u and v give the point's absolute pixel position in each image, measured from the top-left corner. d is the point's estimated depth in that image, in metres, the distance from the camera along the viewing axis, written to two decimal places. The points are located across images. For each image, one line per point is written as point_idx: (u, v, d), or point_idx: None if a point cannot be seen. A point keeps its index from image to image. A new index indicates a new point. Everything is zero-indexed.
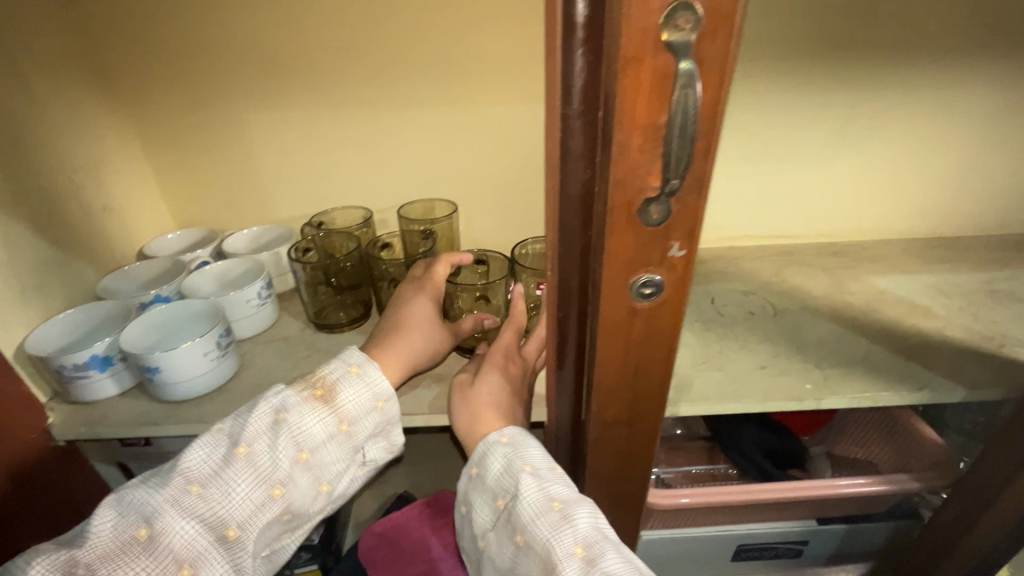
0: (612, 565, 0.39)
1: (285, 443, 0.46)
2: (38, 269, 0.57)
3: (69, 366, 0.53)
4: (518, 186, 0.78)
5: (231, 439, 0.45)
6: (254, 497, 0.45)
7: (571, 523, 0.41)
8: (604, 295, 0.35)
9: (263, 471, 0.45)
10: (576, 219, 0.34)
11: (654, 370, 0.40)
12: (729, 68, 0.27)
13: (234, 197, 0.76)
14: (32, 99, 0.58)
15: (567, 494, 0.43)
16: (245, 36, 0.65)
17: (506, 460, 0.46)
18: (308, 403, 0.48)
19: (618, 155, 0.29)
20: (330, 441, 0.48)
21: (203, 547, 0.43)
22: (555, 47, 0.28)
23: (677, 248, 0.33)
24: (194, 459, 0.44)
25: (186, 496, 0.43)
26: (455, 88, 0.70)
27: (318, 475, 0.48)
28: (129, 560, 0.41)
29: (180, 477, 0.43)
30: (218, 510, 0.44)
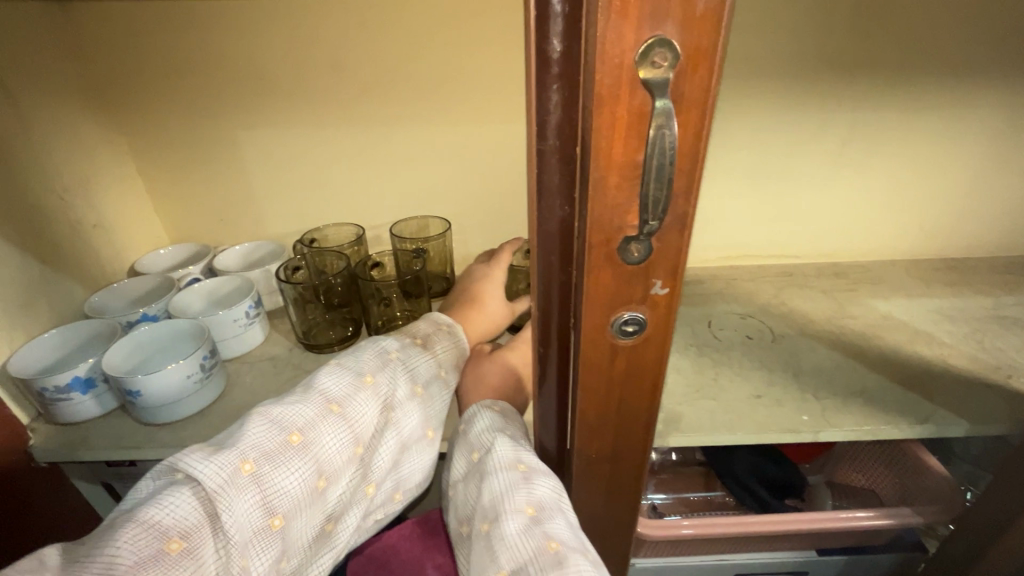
0: (555, 529, 0.39)
1: (404, 378, 0.48)
2: (24, 288, 0.57)
3: (50, 389, 0.52)
4: (513, 204, 0.77)
5: (356, 370, 0.45)
6: (380, 423, 0.45)
7: (528, 484, 0.41)
8: (585, 332, 0.34)
9: (388, 399, 0.46)
10: (555, 253, 0.33)
11: (641, 407, 0.39)
12: (710, 106, 0.26)
13: (227, 212, 0.76)
14: (21, 115, 0.58)
15: (535, 461, 0.43)
16: (236, 54, 0.65)
17: (490, 421, 0.47)
18: (412, 347, 0.51)
19: (595, 192, 0.28)
20: (434, 383, 0.50)
21: (341, 464, 0.42)
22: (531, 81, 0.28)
23: (660, 286, 0.32)
24: (330, 383, 0.44)
25: (330, 412, 0.42)
26: (448, 106, 0.69)
27: (428, 417, 0.49)
28: (286, 463, 0.39)
29: (320, 396, 0.43)
30: (356, 428, 0.43)
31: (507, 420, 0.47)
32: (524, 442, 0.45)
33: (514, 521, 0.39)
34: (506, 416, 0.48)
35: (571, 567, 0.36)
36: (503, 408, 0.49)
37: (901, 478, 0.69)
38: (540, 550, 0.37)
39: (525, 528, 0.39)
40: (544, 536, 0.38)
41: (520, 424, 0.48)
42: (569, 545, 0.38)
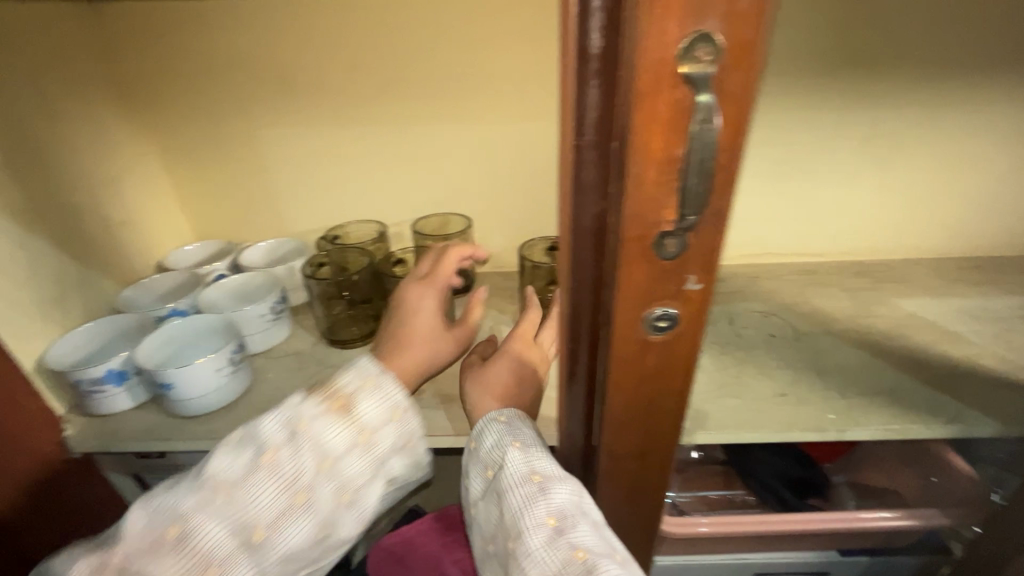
0: (580, 538, 0.38)
1: (308, 453, 0.43)
2: (58, 282, 0.58)
3: (85, 381, 0.53)
4: (533, 202, 0.78)
5: (254, 447, 0.43)
6: (277, 504, 0.42)
7: (546, 496, 0.40)
8: (617, 327, 0.34)
9: (287, 479, 0.42)
10: (588, 249, 0.33)
11: (672, 404, 0.39)
12: (750, 101, 0.26)
13: (251, 210, 0.77)
14: (53, 113, 0.59)
15: (549, 469, 0.42)
16: (261, 53, 0.66)
17: (498, 436, 0.46)
18: (328, 414, 0.44)
19: (632, 188, 0.28)
20: (354, 451, 0.45)
21: (231, 550, 0.40)
22: (570, 78, 0.28)
23: (693, 281, 0.32)
24: (220, 465, 0.42)
25: (212, 502, 0.40)
26: (469, 104, 0.70)
27: (344, 486, 0.44)
28: (162, 558, 0.39)
29: (207, 482, 0.41)
30: (244, 515, 0.41)
31: (515, 429, 0.46)
32: (538, 450, 0.44)
33: (536, 535, 0.39)
34: (516, 425, 0.47)
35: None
36: (512, 416, 0.48)
37: (925, 477, 0.69)
38: (567, 562, 0.37)
39: (549, 541, 0.38)
40: (570, 547, 0.38)
41: (532, 431, 0.47)
42: (597, 552, 0.37)
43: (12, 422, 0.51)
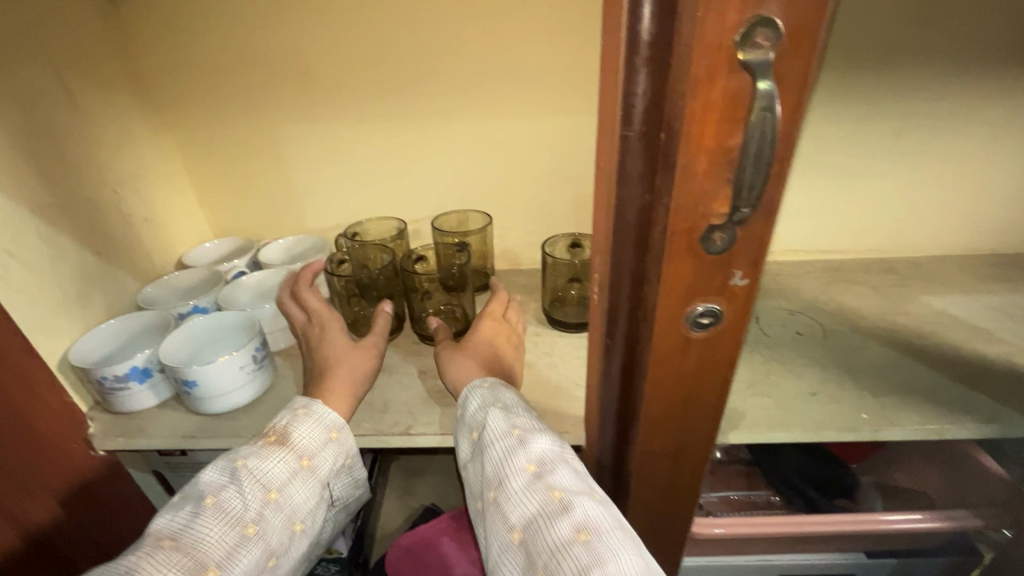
0: (558, 479, 0.40)
1: (251, 486, 0.43)
2: (81, 279, 0.58)
3: (109, 378, 0.53)
4: (552, 198, 0.77)
5: (196, 497, 0.42)
6: (228, 541, 0.41)
7: (526, 446, 0.42)
8: (659, 324, 0.33)
9: (236, 514, 0.42)
10: (630, 243, 0.33)
11: (710, 403, 0.38)
12: (809, 89, 0.25)
13: (270, 207, 0.77)
14: (75, 107, 0.59)
15: (528, 425, 0.44)
16: (281, 49, 0.65)
17: (481, 399, 0.47)
18: (265, 448, 0.46)
19: (681, 179, 0.27)
20: (298, 477, 0.46)
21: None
22: (620, 66, 0.27)
23: (739, 276, 0.31)
24: (162, 520, 0.41)
25: (158, 550, 0.39)
26: (490, 100, 0.69)
27: (292, 514, 0.45)
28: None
29: (150, 538, 0.40)
30: (194, 556, 0.39)
31: (494, 394, 0.48)
32: (519, 410, 0.46)
33: (518, 482, 0.40)
34: (498, 390, 0.48)
35: (576, 510, 0.37)
36: (495, 384, 0.49)
37: (953, 479, 0.68)
38: (546, 502, 0.38)
39: (528, 485, 0.40)
40: (548, 488, 0.39)
41: (513, 396, 0.48)
42: (574, 490, 0.39)
43: (41, 419, 0.51)
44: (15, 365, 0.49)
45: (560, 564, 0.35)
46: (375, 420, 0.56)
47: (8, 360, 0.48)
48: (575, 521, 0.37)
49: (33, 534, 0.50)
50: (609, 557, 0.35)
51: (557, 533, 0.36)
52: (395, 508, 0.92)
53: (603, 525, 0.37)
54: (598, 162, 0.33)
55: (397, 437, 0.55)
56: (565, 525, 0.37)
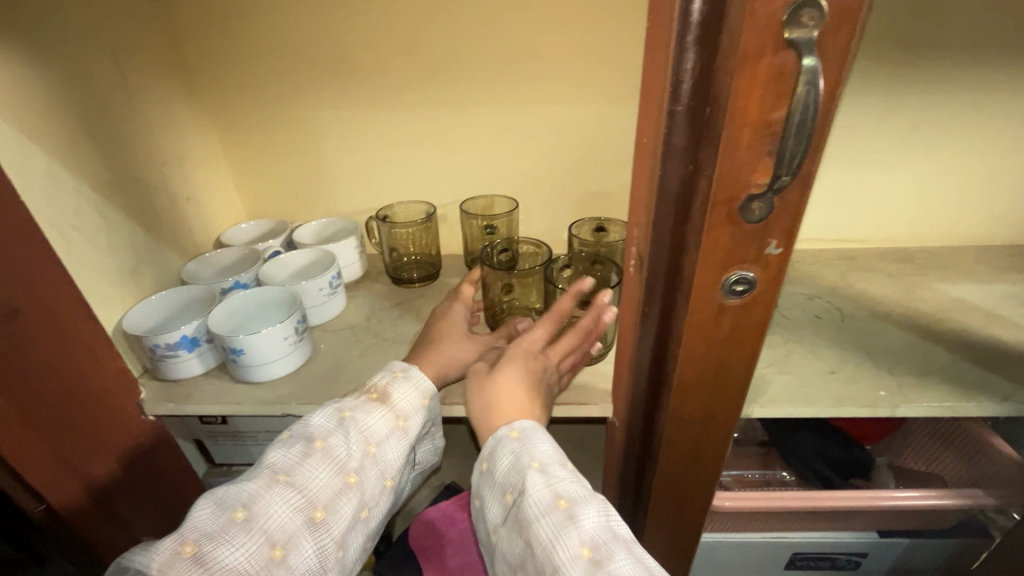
0: (618, 569, 0.37)
1: (356, 437, 0.47)
2: (133, 253, 0.60)
3: (161, 345, 0.56)
4: (576, 185, 0.79)
5: (306, 436, 0.47)
6: (333, 485, 0.45)
7: (576, 521, 0.40)
8: (695, 288, 0.36)
9: (340, 462, 0.46)
10: (671, 213, 0.35)
11: (741, 369, 0.40)
12: (847, 66, 0.27)
13: (303, 189, 0.79)
14: (128, 89, 0.61)
15: (578, 494, 0.42)
16: (320, 36, 0.68)
17: (513, 455, 0.45)
18: (367, 404, 0.50)
19: (726, 151, 0.30)
20: (394, 435, 0.49)
21: (296, 530, 0.43)
22: (672, 41, 0.29)
23: (774, 245, 0.34)
24: (279, 454, 0.46)
25: (276, 484, 0.44)
26: (520, 87, 0.71)
27: (386, 470, 0.49)
28: (230, 541, 0.41)
29: (268, 469, 0.45)
30: (306, 495, 0.44)
31: (538, 443, 0.45)
32: (572, 470, 0.44)
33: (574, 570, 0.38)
34: (530, 439, 0.46)
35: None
36: (525, 432, 0.46)
37: (964, 461, 0.69)
38: None
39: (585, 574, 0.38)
40: None
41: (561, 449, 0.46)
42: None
43: (102, 382, 0.53)
44: (82, 332, 0.51)
45: None
46: None
47: (74, 328, 0.51)
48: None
49: (94, 490, 0.53)
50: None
51: None
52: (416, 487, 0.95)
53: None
54: (643, 136, 0.35)
55: None
56: None
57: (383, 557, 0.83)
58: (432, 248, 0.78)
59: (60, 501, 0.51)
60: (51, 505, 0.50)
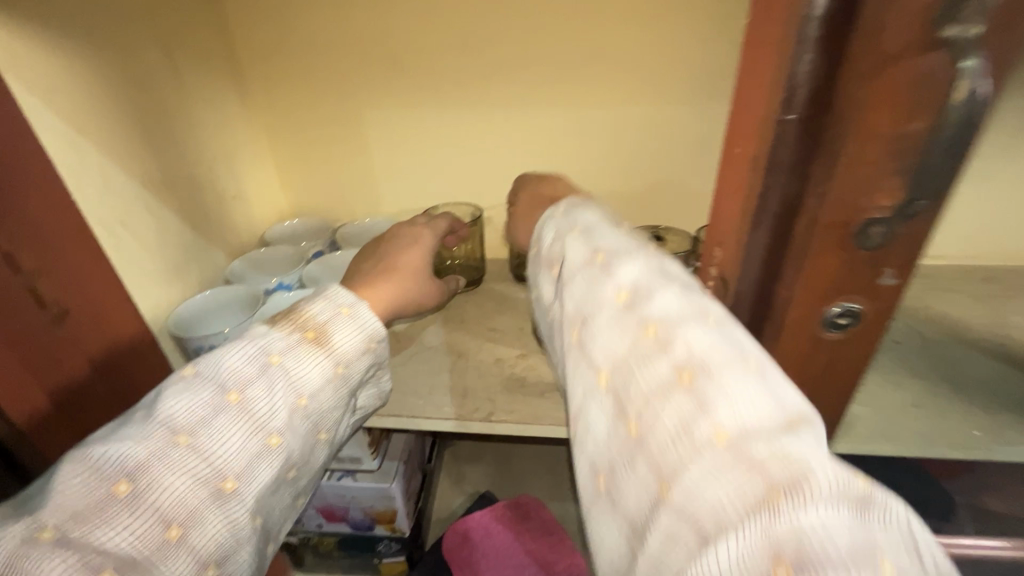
0: (655, 308, 0.31)
1: (283, 387, 0.40)
2: (181, 252, 0.60)
3: (204, 347, 0.55)
4: (628, 189, 0.75)
5: (219, 382, 0.39)
6: (249, 448, 0.38)
7: (611, 271, 0.34)
8: (790, 320, 0.32)
9: (261, 419, 0.38)
10: (766, 238, 0.30)
11: (831, 408, 0.36)
12: (1004, 70, 0.23)
13: (348, 188, 0.78)
14: (181, 84, 0.60)
15: (618, 247, 0.36)
16: (373, 31, 0.66)
17: (556, 230, 0.41)
18: (302, 345, 0.42)
19: (844, 167, 0.26)
20: (331, 384, 0.43)
21: (198, 505, 0.35)
22: (785, 45, 0.25)
23: (890, 276, 0.29)
24: (179, 406, 0.37)
25: (174, 447, 0.35)
26: (577, 86, 0.67)
27: (316, 425, 0.42)
28: (108, 521, 0.32)
29: (163, 426, 0.36)
30: (213, 460, 0.36)
31: (591, 210, 0.41)
32: (629, 228, 0.39)
33: (604, 310, 0.33)
34: (574, 211, 0.41)
35: (674, 343, 0.29)
36: (569, 206, 0.42)
37: None
38: (636, 338, 0.30)
39: (615, 315, 0.32)
40: (640, 322, 0.31)
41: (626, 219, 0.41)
42: (675, 317, 0.30)
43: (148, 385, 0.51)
44: (128, 337, 0.48)
45: (659, 413, 0.27)
46: (456, 404, 0.55)
47: (121, 333, 0.48)
48: (674, 356, 0.28)
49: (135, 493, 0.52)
50: (719, 395, 0.26)
51: (653, 375, 0.28)
52: (449, 494, 0.92)
53: (710, 355, 0.28)
54: (741, 153, 0.31)
55: (478, 423, 0.53)
56: (662, 365, 0.28)
57: (415, 566, 0.81)
58: (475, 251, 0.73)
59: (24, 419, 0.40)
60: (15, 427, 0.40)
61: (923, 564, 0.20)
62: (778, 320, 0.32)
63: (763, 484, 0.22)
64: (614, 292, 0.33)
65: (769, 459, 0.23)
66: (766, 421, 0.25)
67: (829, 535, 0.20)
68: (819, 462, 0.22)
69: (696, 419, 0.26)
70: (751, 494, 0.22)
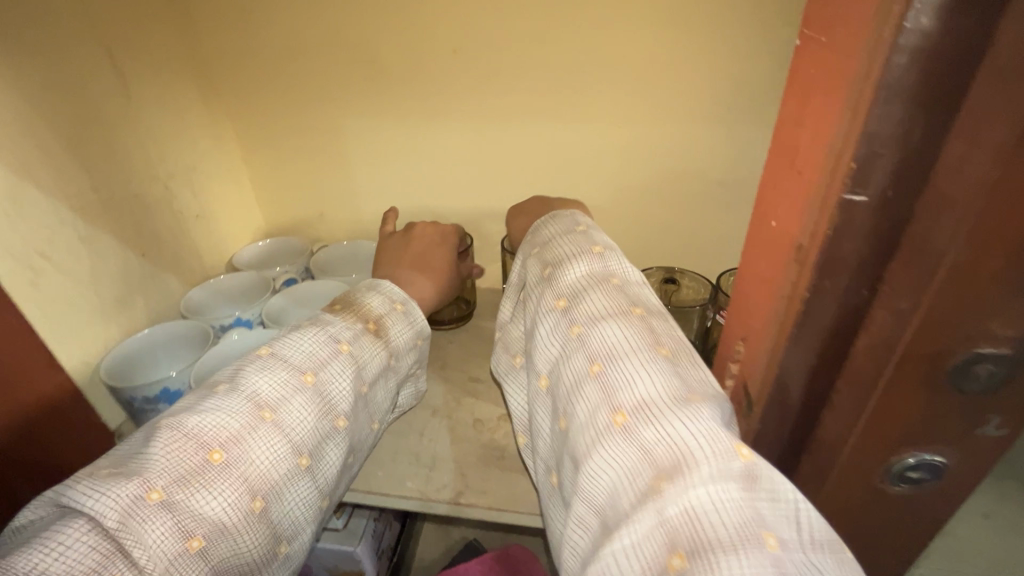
0: (581, 313, 0.38)
1: (350, 374, 0.41)
2: (123, 284, 0.53)
3: (139, 399, 0.49)
4: (639, 216, 0.67)
5: (294, 364, 0.39)
6: (321, 429, 0.39)
7: (556, 284, 0.41)
8: (858, 449, 0.27)
9: (332, 403, 0.39)
10: (820, 337, 0.26)
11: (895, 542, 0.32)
12: None
13: (329, 206, 0.70)
14: (128, 93, 0.53)
15: (562, 258, 0.42)
16: (352, 34, 0.58)
17: (522, 256, 0.49)
18: (365, 334, 0.43)
19: (948, 285, 0.22)
20: (384, 374, 0.45)
21: (280, 478, 0.36)
22: (852, 115, 0.21)
23: (995, 422, 0.25)
24: (263, 382, 0.38)
25: (261, 423, 0.36)
26: (583, 100, 0.59)
27: (372, 413, 0.44)
28: (205, 487, 0.33)
29: (249, 400, 0.37)
30: (292, 437, 0.37)
31: (557, 223, 0.47)
32: (589, 229, 0.45)
33: (548, 319, 0.40)
34: (541, 225, 0.48)
35: (594, 341, 0.36)
36: (537, 227, 0.49)
37: None
38: (565, 338, 0.38)
39: (555, 320, 0.39)
40: (568, 324, 0.38)
41: (591, 221, 0.47)
42: (592, 319, 0.37)
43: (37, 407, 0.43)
44: (39, 390, 0.43)
45: (576, 402, 0.34)
46: (422, 479, 0.47)
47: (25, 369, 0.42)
48: (592, 352, 0.35)
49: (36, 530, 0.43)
50: (624, 386, 0.33)
51: (574, 371, 0.35)
52: (434, 538, 0.85)
53: (620, 352, 0.35)
54: (787, 227, 0.26)
55: (443, 505, 0.45)
56: (580, 360, 0.35)
57: None
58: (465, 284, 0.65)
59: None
60: None
61: (799, 529, 0.26)
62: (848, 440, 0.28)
63: (652, 468, 0.28)
64: (556, 300, 0.40)
65: (656, 445, 0.29)
66: (660, 401, 0.31)
67: (715, 510, 0.25)
68: (701, 438, 0.29)
69: (604, 409, 0.32)
70: (644, 478, 0.28)
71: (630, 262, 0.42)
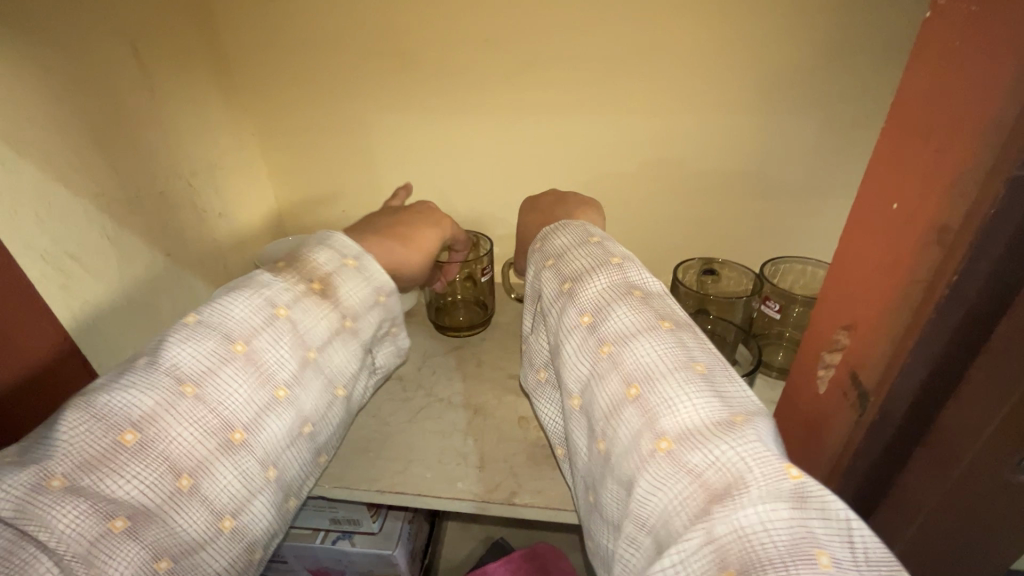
0: (609, 330, 0.37)
1: (292, 342, 0.37)
2: (149, 285, 0.51)
3: None
4: (669, 208, 0.66)
5: (223, 331, 0.35)
6: (258, 400, 0.35)
7: (577, 299, 0.39)
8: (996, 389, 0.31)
9: (269, 371, 0.35)
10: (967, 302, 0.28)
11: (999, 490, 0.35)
12: None
13: (351, 202, 0.69)
14: (150, 87, 0.50)
15: (579, 271, 0.41)
16: (380, 25, 0.56)
17: (536, 263, 0.46)
18: (309, 297, 0.39)
19: None
20: (339, 338, 0.40)
21: (208, 455, 0.32)
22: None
23: None
24: (184, 354, 0.33)
25: (180, 398, 0.32)
26: (618, 91, 0.58)
27: (333, 379, 0.40)
28: (117, 470, 0.29)
29: (168, 374, 0.32)
30: (220, 411, 0.33)
31: (567, 233, 0.45)
32: (602, 240, 0.44)
33: (573, 337, 0.38)
34: (553, 231, 0.46)
35: (626, 361, 0.35)
36: (546, 235, 0.47)
37: None
38: (595, 357, 0.36)
39: (582, 337, 0.37)
40: (596, 342, 0.37)
41: (602, 231, 0.45)
42: (622, 338, 0.36)
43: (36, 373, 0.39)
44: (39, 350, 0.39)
45: (616, 428, 0.33)
46: (474, 480, 0.45)
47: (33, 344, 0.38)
48: (626, 374, 0.34)
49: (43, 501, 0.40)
50: (665, 409, 0.32)
51: (609, 394, 0.34)
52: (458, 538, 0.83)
53: (656, 373, 0.33)
54: (924, 205, 0.28)
55: (498, 506, 0.44)
56: (615, 382, 0.34)
57: None
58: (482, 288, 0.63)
59: None
60: None
61: (850, 545, 0.25)
62: (969, 410, 0.32)
63: (705, 492, 0.28)
64: (580, 316, 0.38)
65: (706, 469, 0.28)
66: (701, 424, 0.31)
67: (767, 532, 0.25)
68: (749, 458, 0.28)
69: (648, 435, 0.31)
70: (696, 500, 0.28)
71: (648, 270, 0.41)
